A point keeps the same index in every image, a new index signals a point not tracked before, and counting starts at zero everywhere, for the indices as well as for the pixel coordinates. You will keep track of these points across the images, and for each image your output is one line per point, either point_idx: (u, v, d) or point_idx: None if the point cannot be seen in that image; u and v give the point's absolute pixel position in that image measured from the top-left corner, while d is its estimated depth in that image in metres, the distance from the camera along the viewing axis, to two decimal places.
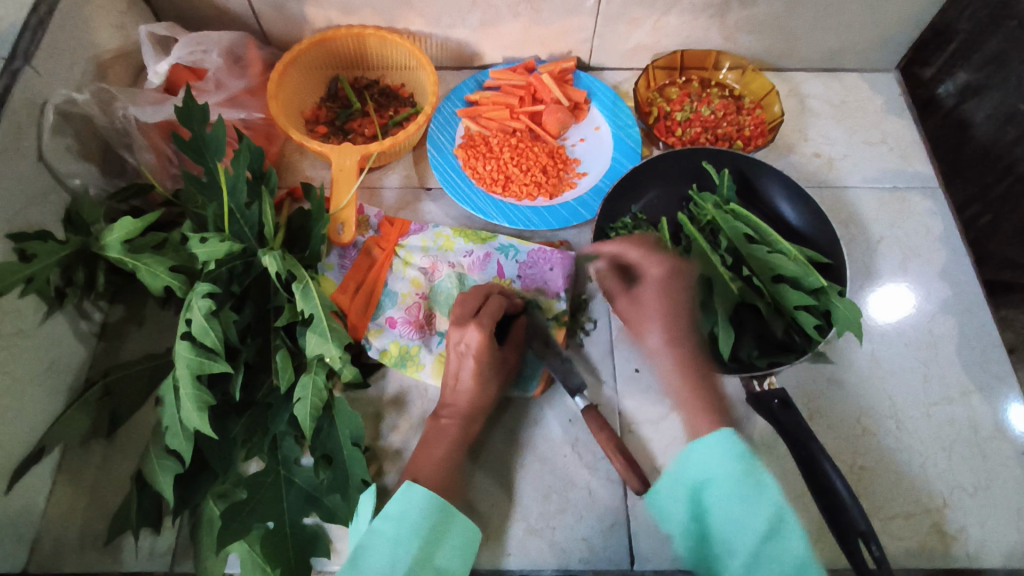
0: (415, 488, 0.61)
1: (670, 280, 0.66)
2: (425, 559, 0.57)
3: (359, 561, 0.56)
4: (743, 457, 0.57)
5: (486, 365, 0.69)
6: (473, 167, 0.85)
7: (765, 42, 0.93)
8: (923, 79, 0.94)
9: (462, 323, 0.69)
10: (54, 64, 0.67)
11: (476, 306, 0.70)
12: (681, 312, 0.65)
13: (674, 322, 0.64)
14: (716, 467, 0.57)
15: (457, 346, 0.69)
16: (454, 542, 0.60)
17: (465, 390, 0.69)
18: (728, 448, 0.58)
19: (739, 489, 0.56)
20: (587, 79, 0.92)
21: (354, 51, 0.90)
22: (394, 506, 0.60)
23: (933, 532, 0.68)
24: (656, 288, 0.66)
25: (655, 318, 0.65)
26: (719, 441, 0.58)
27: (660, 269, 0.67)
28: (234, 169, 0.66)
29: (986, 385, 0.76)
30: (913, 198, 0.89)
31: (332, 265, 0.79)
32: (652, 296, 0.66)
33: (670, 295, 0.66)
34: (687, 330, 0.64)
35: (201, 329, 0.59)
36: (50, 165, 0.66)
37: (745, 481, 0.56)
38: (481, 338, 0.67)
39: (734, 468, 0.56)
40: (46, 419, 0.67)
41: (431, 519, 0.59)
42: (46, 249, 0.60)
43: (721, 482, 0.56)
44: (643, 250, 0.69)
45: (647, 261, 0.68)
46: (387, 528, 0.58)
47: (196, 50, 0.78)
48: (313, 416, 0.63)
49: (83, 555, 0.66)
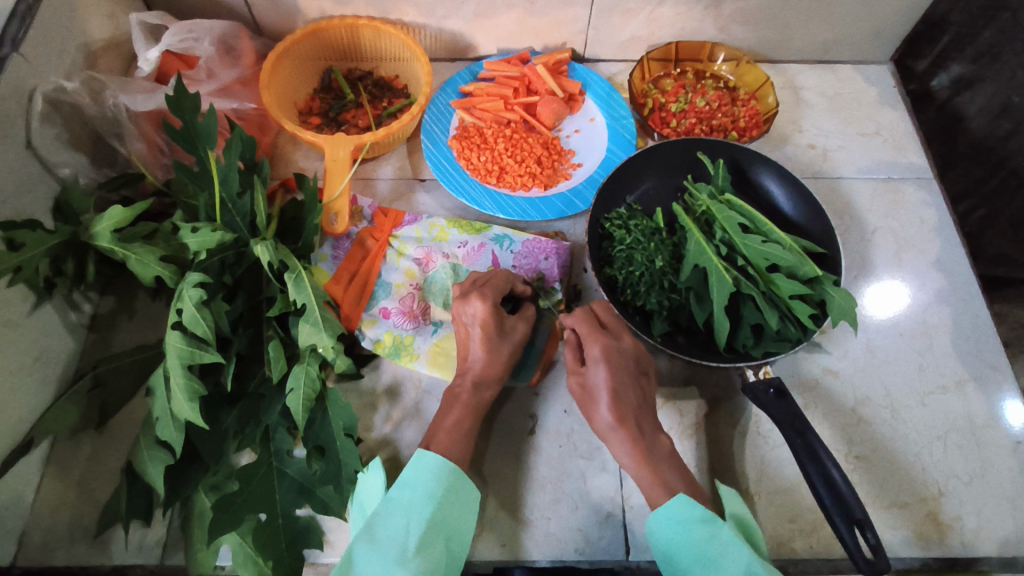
0: (427, 456, 0.61)
1: (616, 358, 0.67)
2: (438, 523, 0.58)
3: (374, 527, 0.57)
4: (702, 520, 0.59)
5: (495, 336, 0.67)
6: (467, 158, 0.84)
7: (759, 33, 0.93)
8: (916, 72, 0.95)
9: (466, 297, 0.69)
10: (42, 51, 0.66)
11: (481, 281, 0.71)
12: (629, 391, 0.66)
13: (624, 406, 0.65)
14: (676, 540, 0.59)
15: (463, 318, 0.68)
16: (464, 508, 0.60)
17: (470, 368, 0.67)
18: (683, 514, 0.60)
19: (706, 558, 0.58)
20: (581, 70, 0.92)
21: (347, 42, 0.89)
22: (407, 474, 0.60)
23: (928, 520, 0.68)
24: (609, 368, 0.66)
25: (606, 396, 0.65)
26: (673, 509, 0.60)
27: (604, 348, 0.67)
28: (227, 157, 0.66)
29: (981, 375, 0.76)
30: (909, 188, 0.88)
31: (326, 256, 0.78)
32: (601, 379, 0.65)
33: (621, 375, 0.66)
34: (633, 410, 0.65)
35: (192, 319, 0.58)
36: (39, 154, 0.66)
37: (708, 547, 0.58)
38: (485, 307, 0.67)
39: (696, 533, 0.59)
40: (35, 410, 0.66)
41: (445, 485, 0.60)
42: (35, 238, 0.59)
43: (689, 552, 0.59)
44: (591, 327, 0.69)
45: (591, 339, 0.67)
46: (402, 494, 0.59)
47: (187, 37, 0.77)
48: (306, 407, 0.62)
49: (72, 547, 0.65)
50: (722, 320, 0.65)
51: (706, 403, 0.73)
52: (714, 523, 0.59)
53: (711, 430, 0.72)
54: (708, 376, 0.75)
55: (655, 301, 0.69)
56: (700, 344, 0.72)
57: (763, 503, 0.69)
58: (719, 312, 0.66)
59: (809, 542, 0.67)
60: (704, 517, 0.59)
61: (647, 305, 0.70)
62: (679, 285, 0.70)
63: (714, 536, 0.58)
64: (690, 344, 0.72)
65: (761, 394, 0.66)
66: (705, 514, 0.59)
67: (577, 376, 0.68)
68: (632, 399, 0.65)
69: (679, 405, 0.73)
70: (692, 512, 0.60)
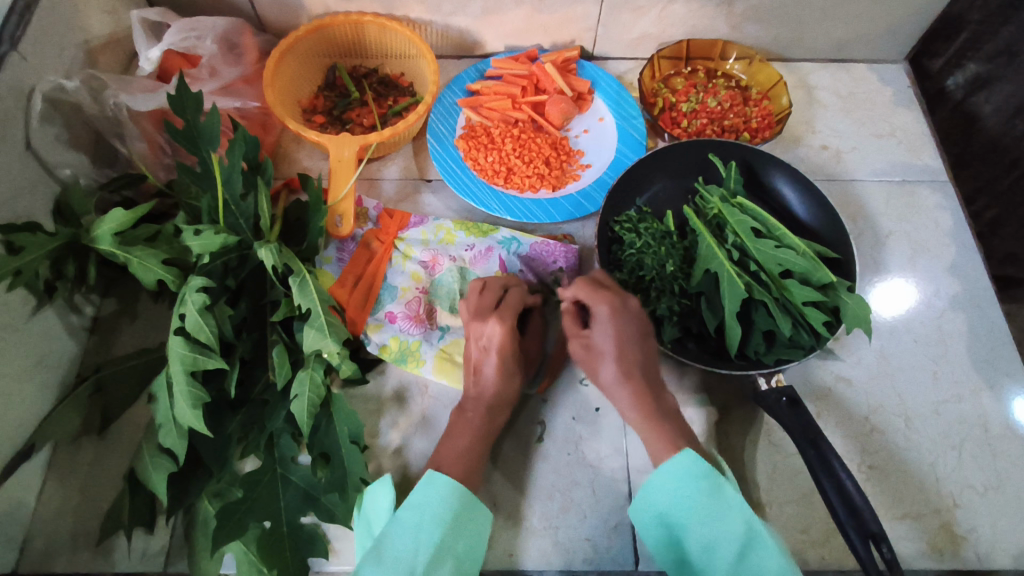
0: (438, 478, 0.60)
1: (623, 317, 0.63)
2: (446, 546, 0.57)
3: (382, 548, 0.56)
4: (707, 478, 0.58)
5: (511, 360, 0.66)
6: (474, 158, 0.83)
7: (773, 32, 0.91)
8: (931, 71, 0.94)
9: (483, 317, 0.67)
10: (41, 49, 0.65)
11: (495, 298, 0.69)
12: (635, 348, 0.63)
13: (631, 361, 0.63)
14: (678, 496, 0.58)
15: (479, 340, 0.66)
16: (474, 531, 0.59)
17: (482, 391, 0.66)
18: (690, 472, 0.58)
19: (707, 516, 0.57)
20: (590, 69, 0.90)
21: (352, 38, 0.87)
22: (416, 495, 0.59)
23: (943, 532, 0.67)
24: (614, 325, 0.63)
25: (612, 356, 0.63)
26: (678, 465, 0.59)
27: (611, 306, 0.63)
28: (229, 159, 0.64)
29: (996, 382, 0.75)
30: (923, 191, 0.87)
31: (330, 259, 0.77)
32: (607, 338, 0.63)
33: (628, 332, 0.63)
34: (640, 368, 0.63)
35: (195, 324, 0.57)
36: (38, 154, 0.64)
37: (710, 504, 0.57)
38: (503, 332, 0.65)
39: (699, 490, 0.58)
40: (37, 415, 0.65)
41: (454, 508, 0.59)
42: (35, 241, 0.58)
43: (687, 508, 0.58)
44: (593, 288, 0.65)
45: (596, 299, 0.64)
46: (409, 516, 0.58)
47: (189, 35, 0.76)
48: (310, 414, 0.61)
49: (74, 555, 0.64)
50: (733, 327, 0.64)
51: (717, 411, 0.72)
52: (718, 482, 0.58)
53: (722, 438, 0.71)
54: (719, 382, 0.73)
55: (665, 306, 0.68)
56: (711, 350, 0.71)
57: (774, 514, 0.68)
58: (730, 318, 0.65)
59: (821, 553, 0.66)
60: (709, 474, 0.58)
61: (657, 310, 0.69)
62: (690, 290, 0.69)
63: (717, 493, 0.57)
64: (701, 350, 0.70)
65: (774, 403, 0.65)
66: (710, 471, 0.58)
67: (580, 339, 0.65)
68: (638, 356, 0.63)
69: (688, 413, 0.72)
70: (698, 468, 0.58)
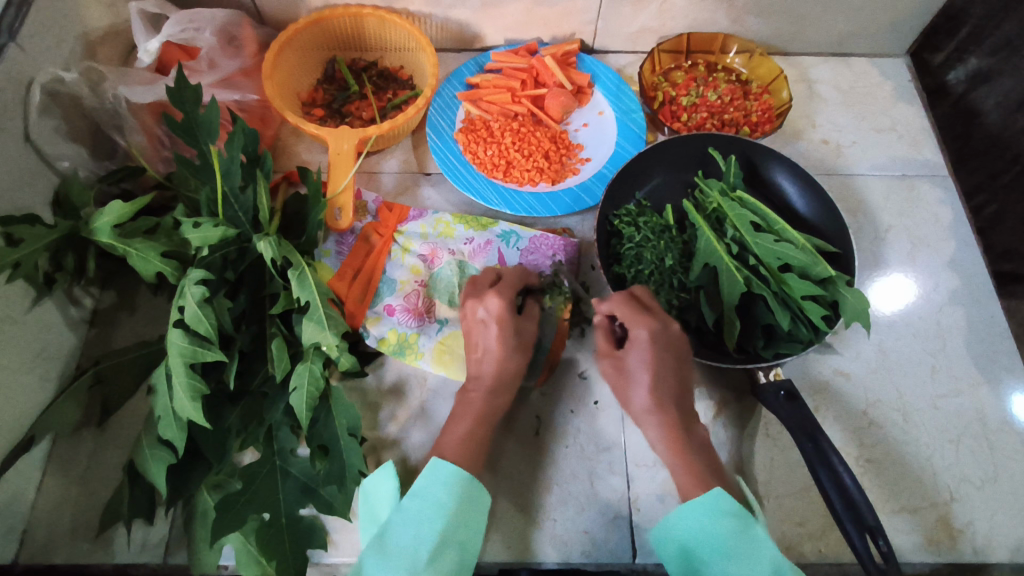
0: (440, 465, 0.60)
1: (661, 343, 0.61)
2: (449, 535, 0.57)
3: (385, 538, 0.56)
4: (735, 517, 0.56)
5: (510, 333, 0.66)
6: (474, 152, 0.83)
7: (774, 25, 0.91)
8: (932, 65, 0.93)
9: (478, 295, 0.68)
10: (40, 41, 0.65)
11: (491, 280, 0.70)
12: (670, 377, 0.62)
13: (664, 389, 0.61)
14: (704, 532, 0.57)
15: (476, 316, 0.67)
16: (476, 518, 0.59)
17: (484, 369, 0.66)
18: (716, 507, 0.57)
19: (731, 553, 0.55)
20: (589, 62, 0.90)
21: (351, 31, 0.87)
22: (419, 483, 0.59)
23: (940, 525, 0.67)
24: (651, 350, 0.61)
25: (646, 383, 0.61)
26: (706, 500, 0.57)
27: (651, 331, 0.61)
28: (229, 151, 0.64)
29: (995, 377, 0.75)
30: (923, 186, 0.87)
31: (329, 252, 0.77)
32: (642, 361, 0.62)
33: (665, 359, 0.62)
34: (673, 395, 0.62)
35: (194, 316, 0.57)
36: (37, 146, 0.64)
37: (736, 542, 0.55)
38: (501, 304, 0.66)
39: (725, 527, 0.56)
40: (36, 407, 0.65)
41: (456, 495, 0.59)
42: (33, 233, 0.58)
43: (711, 544, 0.56)
44: (633, 308, 0.63)
45: (636, 322, 0.62)
46: (413, 504, 0.58)
47: (188, 27, 0.76)
48: (309, 406, 0.61)
49: (74, 546, 0.64)
50: (732, 321, 0.65)
51: (715, 405, 0.72)
52: (747, 521, 0.56)
53: (720, 432, 0.71)
54: (718, 377, 0.73)
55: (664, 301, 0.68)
56: (709, 344, 0.71)
57: (772, 507, 0.68)
58: (729, 312, 0.65)
59: (818, 546, 0.66)
60: (738, 513, 0.56)
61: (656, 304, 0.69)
62: (689, 284, 0.70)
63: (745, 532, 0.55)
64: (700, 344, 0.71)
65: (771, 398, 0.65)
66: (736, 509, 0.56)
67: (610, 359, 0.64)
68: (673, 383, 0.62)
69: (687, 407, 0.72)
70: (725, 504, 0.57)
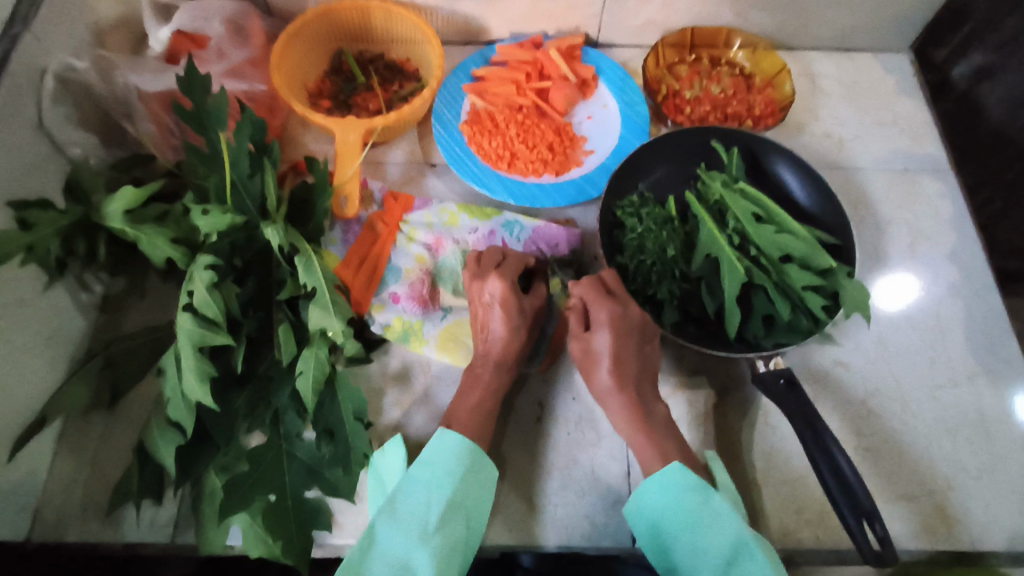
0: (449, 435, 0.62)
1: (623, 325, 0.64)
2: (458, 501, 0.59)
3: (395, 502, 0.58)
4: (697, 489, 0.59)
5: (514, 314, 0.67)
6: (478, 143, 0.83)
7: (778, 19, 0.92)
8: (935, 61, 0.93)
9: (483, 277, 0.70)
10: (52, 30, 0.66)
11: (495, 262, 0.72)
12: (630, 358, 0.65)
13: (626, 372, 0.64)
14: (668, 506, 0.59)
15: (482, 298, 0.69)
16: (484, 488, 0.61)
17: (491, 347, 0.68)
18: (679, 483, 0.59)
19: (696, 525, 0.58)
20: (594, 55, 0.90)
21: (358, 24, 0.88)
22: (428, 452, 0.61)
23: (936, 513, 0.68)
24: (614, 334, 0.64)
25: (608, 363, 0.64)
26: (668, 477, 0.59)
27: (611, 313, 0.65)
28: (236, 140, 0.65)
29: (993, 369, 0.75)
30: (924, 179, 0.87)
31: (335, 240, 0.78)
32: (605, 344, 0.64)
33: (625, 340, 0.65)
34: (634, 377, 0.65)
35: (202, 301, 0.58)
36: (49, 133, 0.66)
37: (701, 513, 0.58)
38: (504, 286, 0.68)
39: (688, 502, 0.58)
40: (47, 389, 0.66)
41: (466, 465, 0.61)
42: (46, 217, 0.59)
43: (677, 519, 0.58)
44: (597, 293, 0.66)
45: (598, 305, 0.65)
46: (422, 471, 0.60)
47: (197, 16, 0.78)
48: (315, 389, 0.62)
49: (84, 525, 0.66)
50: (733, 310, 0.65)
51: (715, 393, 0.73)
52: (709, 493, 0.58)
53: (719, 420, 0.72)
54: (718, 365, 0.74)
55: (666, 290, 0.70)
56: (711, 334, 0.71)
57: (770, 494, 0.69)
58: (730, 301, 0.65)
59: (816, 533, 0.67)
60: (700, 486, 0.58)
61: (657, 293, 0.71)
62: (691, 274, 0.71)
63: (707, 505, 0.58)
64: (701, 333, 0.70)
65: (771, 384, 0.65)
66: (699, 484, 0.59)
67: (579, 339, 0.66)
68: (633, 364, 0.65)
69: (688, 396, 0.73)
70: (687, 479, 0.59)
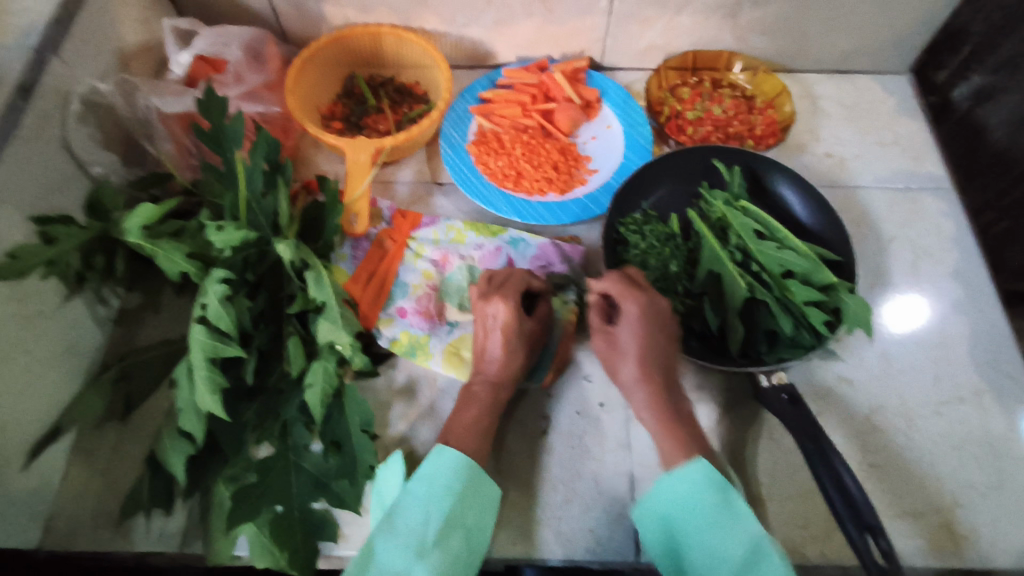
0: (446, 452, 0.62)
1: (650, 317, 0.65)
2: (457, 517, 0.60)
3: (393, 518, 0.58)
4: (718, 488, 0.58)
5: (514, 338, 0.68)
6: (485, 163, 0.86)
7: (777, 43, 0.94)
8: (936, 83, 0.95)
9: (488, 297, 0.70)
10: (79, 55, 0.70)
11: (500, 282, 0.72)
12: (658, 352, 0.64)
13: (652, 364, 0.64)
14: (687, 501, 0.58)
15: (485, 320, 0.69)
16: (482, 502, 0.62)
17: (487, 366, 0.69)
18: (700, 481, 0.58)
19: (713, 525, 0.57)
20: (598, 78, 0.93)
21: (369, 49, 0.91)
22: (425, 467, 0.62)
23: (944, 531, 0.67)
24: (639, 326, 0.64)
25: (634, 357, 0.64)
26: (689, 472, 0.59)
27: (639, 306, 0.65)
28: (252, 159, 0.68)
29: (999, 386, 0.75)
30: (926, 198, 0.88)
31: (345, 256, 0.80)
32: (631, 337, 0.64)
33: (653, 332, 0.64)
34: (661, 370, 0.64)
35: (216, 313, 0.59)
36: (73, 152, 0.68)
37: (721, 514, 0.57)
38: (508, 311, 0.68)
39: (707, 499, 0.57)
40: (63, 400, 0.68)
41: (463, 479, 0.61)
42: (68, 233, 0.61)
43: (694, 517, 0.58)
44: (624, 286, 0.66)
45: (624, 297, 0.65)
46: (419, 488, 0.60)
47: (217, 41, 0.81)
48: (323, 403, 0.63)
49: (95, 534, 0.67)
50: (736, 325, 0.65)
51: (719, 408, 0.73)
52: (728, 493, 0.58)
53: (723, 435, 0.72)
54: (721, 381, 0.75)
55: (669, 306, 0.71)
56: (713, 348, 0.72)
57: (775, 510, 0.68)
58: (732, 316, 0.66)
59: (821, 548, 0.67)
60: (721, 485, 0.58)
61: None
62: (694, 290, 0.72)
63: (726, 505, 0.57)
64: (704, 348, 0.72)
65: (774, 400, 0.66)
66: (721, 482, 0.58)
67: (602, 334, 0.67)
68: (660, 358, 0.64)
69: (691, 410, 0.73)
70: (710, 477, 0.58)
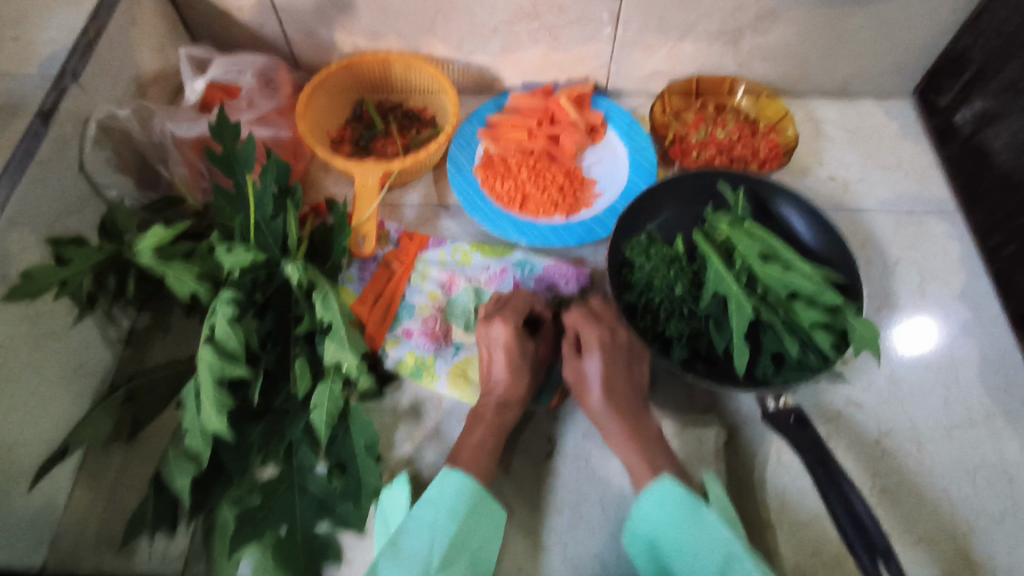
0: (451, 474, 0.62)
1: (611, 348, 0.70)
2: (462, 540, 0.59)
3: (398, 543, 0.58)
4: (685, 502, 0.60)
5: (516, 357, 0.69)
6: (491, 186, 0.87)
7: (780, 69, 0.95)
8: (938, 107, 0.96)
9: (489, 320, 0.72)
10: (99, 82, 0.72)
11: (502, 303, 0.74)
12: (621, 381, 0.69)
13: (618, 392, 0.68)
14: (660, 519, 0.60)
15: (487, 341, 0.71)
16: (487, 526, 0.61)
17: (493, 387, 0.69)
18: (668, 496, 0.61)
19: (687, 538, 0.58)
20: (603, 103, 0.95)
21: (378, 75, 0.93)
22: (430, 492, 0.61)
23: (958, 558, 0.66)
24: (603, 356, 0.69)
25: (599, 385, 0.68)
26: (654, 491, 0.61)
27: (600, 337, 0.70)
28: (262, 182, 0.68)
29: (1011, 410, 0.74)
30: (931, 221, 0.88)
31: (352, 277, 0.82)
32: (596, 366, 0.69)
33: (614, 361, 0.70)
34: (627, 397, 0.68)
35: (224, 334, 0.60)
36: (89, 176, 0.70)
37: (691, 527, 0.59)
38: (507, 331, 0.69)
39: (677, 514, 0.60)
40: (69, 423, 0.68)
41: (466, 504, 0.61)
42: (81, 254, 0.61)
43: (668, 533, 0.60)
44: (585, 318, 0.72)
45: (588, 330, 0.71)
46: (425, 512, 0.60)
47: (231, 69, 0.84)
48: (329, 423, 0.63)
49: (99, 555, 0.67)
50: (742, 349, 0.65)
51: (725, 431, 0.73)
52: (697, 505, 0.59)
53: (730, 458, 0.71)
54: (728, 404, 0.74)
55: (675, 328, 0.71)
56: (719, 371, 0.72)
57: (784, 535, 0.67)
58: (739, 340, 0.65)
59: None
60: (687, 497, 0.60)
61: (667, 331, 0.71)
62: (698, 313, 0.71)
63: (695, 518, 0.59)
64: (709, 372, 0.71)
65: (782, 422, 0.67)
66: (685, 496, 0.60)
67: (570, 366, 0.71)
68: (625, 388, 0.69)
69: (697, 433, 0.73)
70: (674, 492, 0.61)
